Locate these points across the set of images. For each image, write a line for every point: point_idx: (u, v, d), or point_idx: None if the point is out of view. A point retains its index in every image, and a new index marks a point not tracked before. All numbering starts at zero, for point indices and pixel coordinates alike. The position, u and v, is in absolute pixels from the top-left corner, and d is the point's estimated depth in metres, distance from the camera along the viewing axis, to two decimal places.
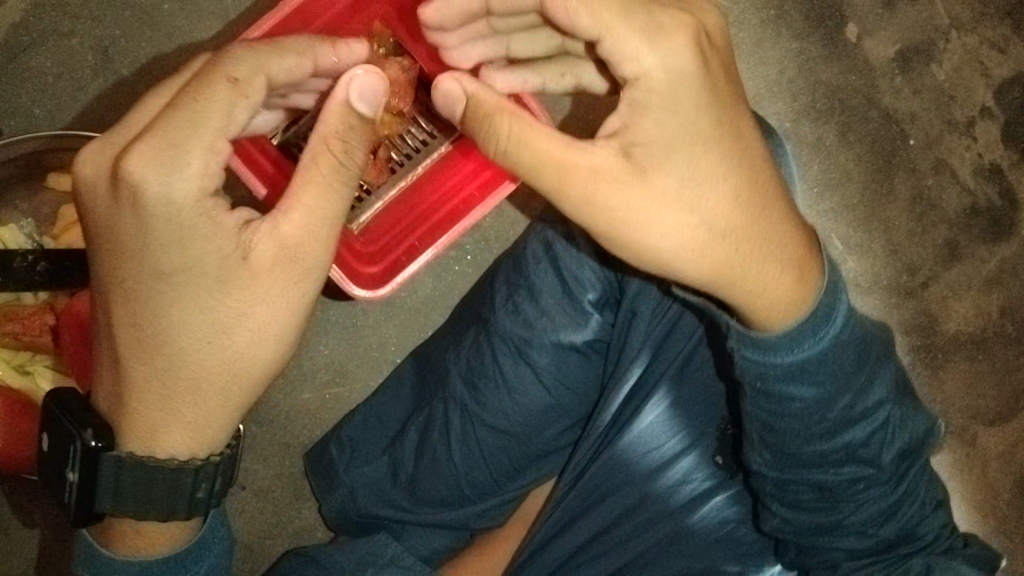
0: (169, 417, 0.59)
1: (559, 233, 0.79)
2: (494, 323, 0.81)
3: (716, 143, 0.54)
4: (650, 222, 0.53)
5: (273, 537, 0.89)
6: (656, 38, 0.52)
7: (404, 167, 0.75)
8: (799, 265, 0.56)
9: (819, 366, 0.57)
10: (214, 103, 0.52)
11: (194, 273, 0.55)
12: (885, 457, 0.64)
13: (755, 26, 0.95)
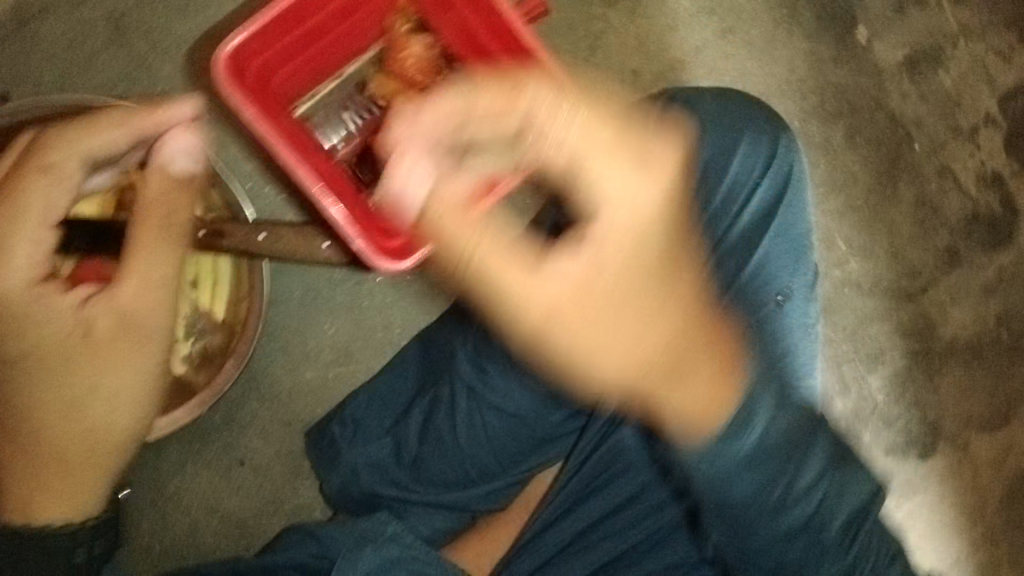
0: (40, 494, 0.66)
1: None
2: None
3: (663, 267, 0.56)
4: (596, 347, 0.54)
5: (269, 513, 0.90)
6: (639, 170, 0.55)
7: None
8: (722, 376, 0.55)
9: (752, 461, 0.55)
10: (35, 196, 0.63)
11: (39, 353, 0.63)
12: (830, 532, 0.59)
13: (768, 25, 0.95)
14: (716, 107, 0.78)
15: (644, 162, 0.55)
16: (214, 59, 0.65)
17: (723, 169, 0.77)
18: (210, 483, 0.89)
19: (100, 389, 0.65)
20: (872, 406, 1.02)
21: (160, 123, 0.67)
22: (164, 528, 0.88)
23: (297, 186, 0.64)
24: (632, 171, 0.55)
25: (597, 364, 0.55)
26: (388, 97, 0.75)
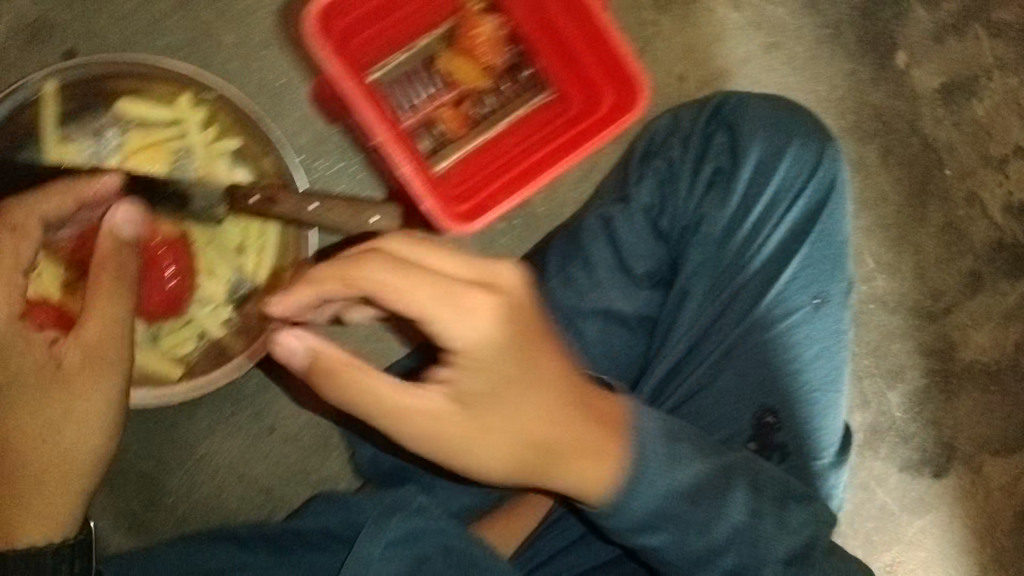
0: (24, 511, 0.64)
1: (618, 208, 0.81)
2: (546, 291, 0.81)
3: (525, 366, 0.57)
4: (470, 449, 0.58)
5: (296, 483, 0.93)
6: (472, 312, 0.54)
7: (484, 121, 0.79)
8: (605, 454, 0.61)
9: (657, 515, 0.62)
10: (5, 252, 0.66)
11: (15, 384, 0.64)
12: (772, 561, 0.66)
13: (811, 43, 0.98)
14: (768, 114, 0.81)
15: (463, 311, 0.54)
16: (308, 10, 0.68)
17: (772, 173, 0.79)
18: (243, 448, 0.92)
19: (73, 413, 0.65)
20: (890, 421, 1.04)
21: (97, 191, 0.72)
22: (193, 488, 0.91)
23: (378, 135, 0.67)
24: (474, 313, 0.54)
25: (478, 462, 0.59)
26: (457, 73, 0.78)
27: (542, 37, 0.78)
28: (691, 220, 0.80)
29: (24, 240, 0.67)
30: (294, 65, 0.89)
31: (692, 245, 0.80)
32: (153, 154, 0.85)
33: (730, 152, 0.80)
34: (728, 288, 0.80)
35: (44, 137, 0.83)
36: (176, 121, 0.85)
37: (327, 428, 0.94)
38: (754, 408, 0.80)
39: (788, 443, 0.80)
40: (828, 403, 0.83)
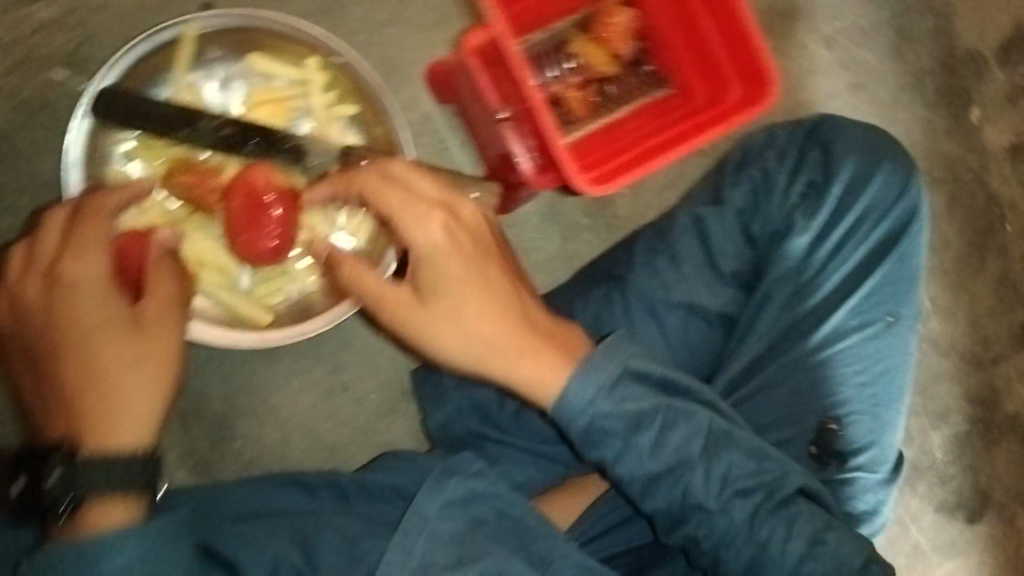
0: (116, 424, 0.62)
1: (712, 210, 0.86)
2: (630, 280, 0.86)
3: (470, 270, 0.69)
4: (433, 334, 0.69)
5: (360, 444, 0.98)
6: (422, 216, 0.69)
7: (604, 109, 0.77)
8: (544, 351, 0.69)
9: (609, 427, 0.67)
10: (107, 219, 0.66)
11: (115, 320, 0.63)
12: (730, 492, 0.71)
13: (893, 88, 1.03)
14: (863, 137, 0.86)
15: (423, 221, 0.68)
16: None
17: (862, 191, 0.85)
18: (314, 405, 0.97)
19: (151, 353, 0.64)
20: (931, 462, 1.07)
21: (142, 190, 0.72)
22: (262, 437, 0.96)
23: (535, 91, 0.65)
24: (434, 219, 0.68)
25: (443, 354, 0.69)
26: (586, 58, 0.77)
27: (670, 31, 0.75)
28: (782, 227, 0.85)
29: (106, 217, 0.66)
30: (414, 46, 0.95)
31: (783, 252, 0.85)
32: (277, 107, 0.90)
33: (824, 168, 0.85)
34: (810, 298, 0.85)
35: (178, 76, 0.89)
36: (302, 82, 0.91)
37: (397, 394, 0.99)
38: (819, 412, 0.84)
39: (852, 450, 0.85)
40: (891, 419, 0.87)
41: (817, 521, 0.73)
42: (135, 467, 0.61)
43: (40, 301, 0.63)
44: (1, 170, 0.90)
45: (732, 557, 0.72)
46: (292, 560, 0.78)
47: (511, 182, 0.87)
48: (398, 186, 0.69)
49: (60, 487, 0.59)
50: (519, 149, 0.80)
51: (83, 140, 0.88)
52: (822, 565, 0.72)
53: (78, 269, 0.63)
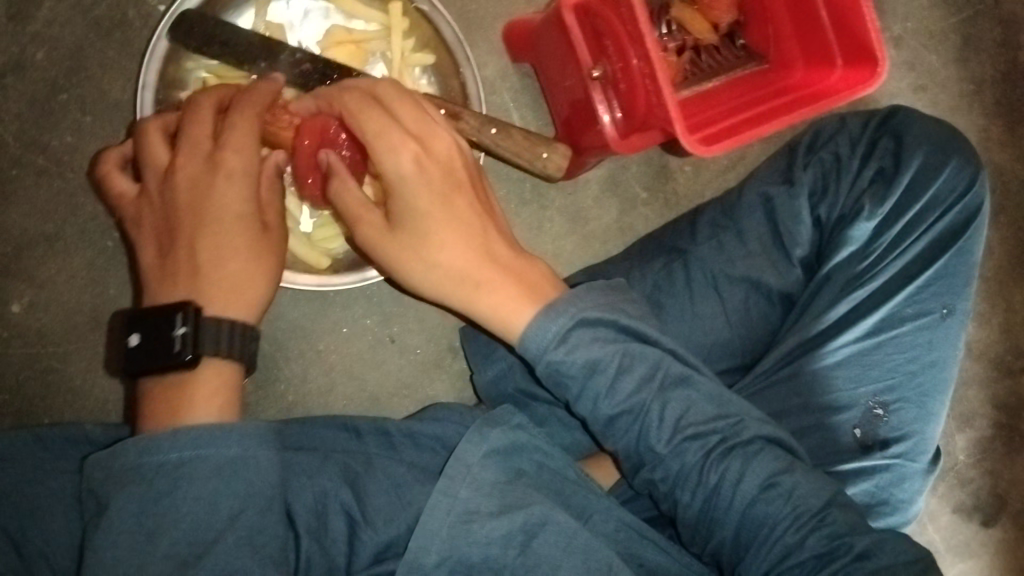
0: (231, 301, 0.74)
1: (780, 189, 0.88)
2: (693, 252, 0.88)
3: (439, 199, 0.70)
4: (403, 255, 0.71)
5: (401, 396, 0.98)
6: (396, 139, 0.69)
7: (698, 77, 0.77)
8: (515, 282, 0.71)
9: (566, 368, 0.67)
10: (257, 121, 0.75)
11: (248, 213, 0.75)
12: (685, 434, 0.69)
13: (954, 94, 1.05)
14: (931, 130, 0.87)
15: (393, 147, 0.69)
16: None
17: (930, 181, 0.86)
18: (361, 353, 0.97)
19: (264, 248, 0.76)
20: (954, 464, 1.09)
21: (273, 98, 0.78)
22: (306, 381, 0.96)
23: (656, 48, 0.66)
24: (406, 144, 0.69)
25: (412, 276, 0.72)
26: (686, 24, 0.76)
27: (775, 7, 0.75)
28: (848, 211, 0.87)
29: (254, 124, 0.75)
30: (496, 4, 0.96)
31: (847, 236, 0.86)
32: (356, 49, 0.89)
33: (894, 157, 0.87)
34: (864, 286, 0.86)
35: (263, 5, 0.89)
36: (383, 27, 0.90)
37: (442, 349, 0.99)
38: (866, 393, 0.86)
39: (894, 437, 0.86)
40: (935, 409, 0.87)
41: (772, 463, 0.69)
42: (243, 346, 0.74)
43: (185, 181, 0.74)
44: (71, 83, 0.89)
45: (687, 499, 0.69)
46: (343, 497, 0.80)
47: (580, 143, 0.88)
48: (380, 115, 0.70)
49: (185, 351, 0.70)
50: (604, 109, 0.80)
51: (156, 63, 0.86)
52: (774, 509, 0.67)
53: (236, 164, 0.74)
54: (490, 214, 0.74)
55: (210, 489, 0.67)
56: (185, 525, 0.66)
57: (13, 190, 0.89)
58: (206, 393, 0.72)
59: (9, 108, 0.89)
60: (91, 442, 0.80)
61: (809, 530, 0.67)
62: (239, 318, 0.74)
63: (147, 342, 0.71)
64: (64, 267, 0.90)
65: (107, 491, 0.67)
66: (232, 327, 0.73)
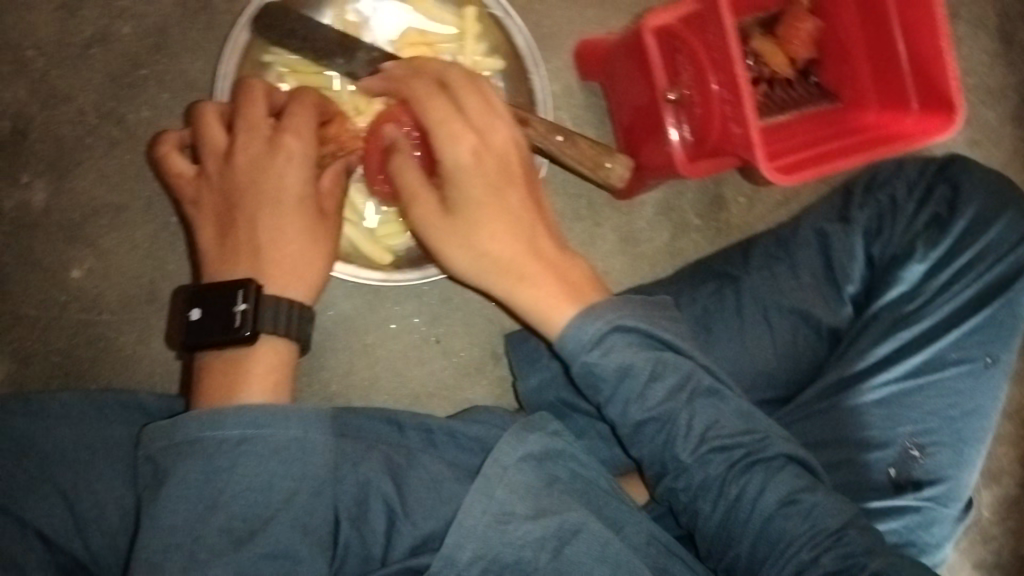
0: (287, 277, 0.74)
1: (834, 225, 0.91)
2: (744, 281, 0.90)
3: (492, 192, 0.72)
4: (454, 242, 0.72)
5: (440, 397, 0.99)
6: (465, 130, 0.71)
7: (773, 109, 0.80)
8: (563, 281, 0.73)
9: (601, 371, 0.69)
10: (308, 109, 0.76)
11: (303, 197, 0.75)
12: (707, 443, 0.69)
13: (1010, 151, 1.06)
14: (988, 183, 0.89)
15: (454, 136, 0.71)
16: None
17: (983, 231, 0.87)
18: (406, 351, 0.99)
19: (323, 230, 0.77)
20: (977, 519, 1.10)
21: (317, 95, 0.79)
22: (351, 372, 0.98)
23: (745, 78, 0.68)
24: (464, 132, 0.71)
25: (459, 264, 0.73)
26: (765, 56, 0.79)
27: (854, 49, 0.77)
28: (901, 252, 0.89)
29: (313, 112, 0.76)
30: (571, 21, 0.98)
31: (898, 276, 0.88)
32: (427, 51, 0.90)
33: (950, 204, 0.89)
34: (907, 331, 0.88)
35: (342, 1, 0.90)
36: (457, 31, 0.91)
37: (486, 354, 1.01)
38: (905, 433, 0.86)
39: (929, 480, 0.86)
40: (972, 457, 0.87)
41: (795, 480, 0.69)
42: (300, 326, 0.75)
43: (248, 164, 0.74)
44: (152, 58, 0.91)
45: (708, 510, 0.70)
46: (384, 489, 0.81)
47: (642, 163, 0.90)
48: (442, 101, 0.72)
49: (247, 329, 0.71)
50: (674, 129, 0.82)
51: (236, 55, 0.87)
52: (791, 525, 0.67)
53: (294, 146, 0.74)
54: (541, 213, 0.75)
55: (266, 469, 0.67)
56: (243, 503, 0.66)
57: (85, 159, 0.91)
58: (263, 370, 0.73)
59: (91, 78, 0.91)
60: (145, 410, 0.82)
61: (824, 548, 0.66)
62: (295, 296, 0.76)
63: (208, 314, 0.72)
64: (125, 239, 0.92)
65: (165, 461, 0.68)
66: (291, 306, 0.74)
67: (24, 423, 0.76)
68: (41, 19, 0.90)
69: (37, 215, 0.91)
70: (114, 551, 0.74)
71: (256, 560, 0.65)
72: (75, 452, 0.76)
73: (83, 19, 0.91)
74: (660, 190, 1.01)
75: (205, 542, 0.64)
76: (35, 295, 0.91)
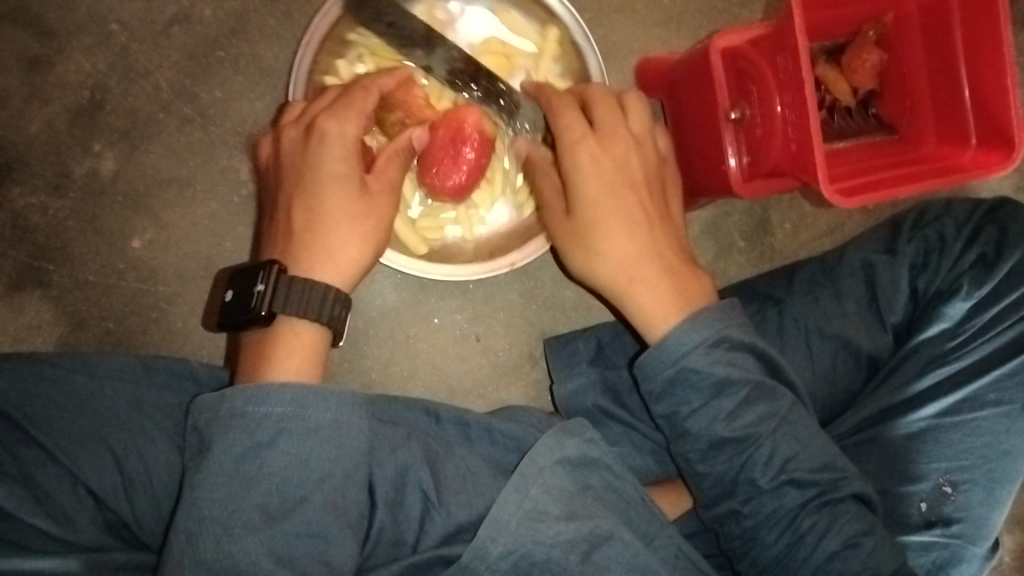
0: (320, 259, 0.72)
1: (881, 255, 0.92)
2: (789, 303, 0.92)
3: (617, 200, 0.77)
4: (577, 245, 0.79)
5: (476, 394, 1.01)
6: (606, 144, 0.78)
7: (833, 135, 0.82)
8: (679, 292, 0.77)
9: (692, 379, 0.73)
10: (368, 95, 0.75)
11: (338, 180, 0.73)
12: (775, 476, 0.74)
13: None
14: None
15: (576, 146, 0.77)
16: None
17: None
18: (446, 346, 1.01)
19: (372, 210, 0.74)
20: (999, 562, 1.09)
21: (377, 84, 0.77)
22: (391, 362, 1.00)
23: (814, 107, 0.71)
24: (598, 143, 0.77)
25: (578, 264, 0.80)
26: (828, 83, 0.81)
27: (917, 82, 0.79)
28: (946, 288, 0.91)
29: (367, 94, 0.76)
30: (635, 38, 1.01)
31: (941, 312, 0.90)
32: (504, 63, 0.93)
33: (998, 246, 0.90)
34: (945, 366, 0.89)
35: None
36: (536, 50, 0.94)
37: (524, 356, 1.02)
38: (939, 469, 0.87)
39: (958, 517, 0.86)
40: (1003, 496, 0.87)
41: (858, 523, 0.74)
42: (324, 308, 0.72)
43: (303, 149, 0.74)
44: (228, 42, 0.94)
45: (768, 541, 0.75)
46: (421, 477, 0.78)
47: (700, 184, 0.92)
48: (579, 118, 0.78)
49: (261, 308, 0.70)
50: (732, 151, 0.84)
51: (322, 32, 0.86)
52: (850, 566, 0.72)
53: (331, 128, 0.73)
54: (666, 228, 0.80)
55: (308, 450, 0.65)
56: (275, 480, 0.64)
57: (156, 133, 0.94)
58: (285, 353, 0.70)
59: (170, 56, 0.94)
60: (196, 380, 0.84)
61: None
62: (332, 284, 0.73)
63: (235, 297, 0.72)
64: (187, 214, 0.94)
65: (210, 432, 0.66)
66: (311, 284, 0.71)
67: (82, 377, 0.78)
68: None
69: (105, 184, 0.93)
70: (156, 511, 0.76)
71: (288, 541, 0.63)
72: (127, 412, 0.77)
73: None
74: (709, 209, 1.03)
75: (239, 517, 0.62)
76: (95, 262, 0.93)
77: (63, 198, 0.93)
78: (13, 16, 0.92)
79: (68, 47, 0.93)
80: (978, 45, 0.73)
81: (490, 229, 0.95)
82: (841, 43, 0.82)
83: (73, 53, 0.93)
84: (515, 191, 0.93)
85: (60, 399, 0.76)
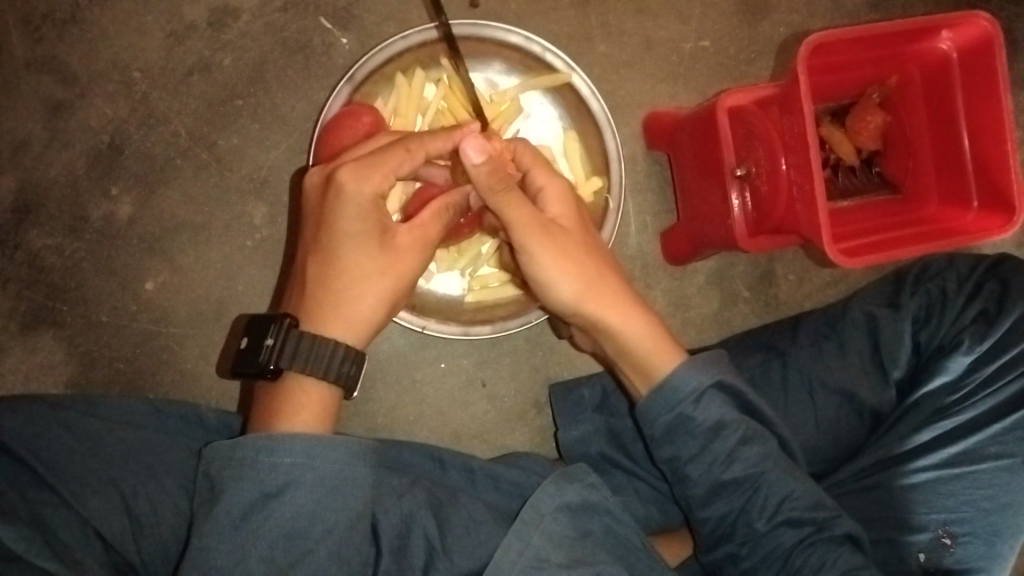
0: (322, 315, 0.72)
1: (882, 309, 0.94)
2: (793, 355, 0.94)
3: (585, 233, 0.77)
4: (552, 275, 0.75)
5: (480, 439, 1.02)
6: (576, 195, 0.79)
7: (838, 195, 0.83)
8: (656, 339, 0.78)
9: (692, 432, 0.75)
10: (395, 154, 0.70)
11: (356, 239, 0.71)
12: (763, 518, 0.75)
13: None
14: None
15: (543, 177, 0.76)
16: (806, 43, 0.72)
17: None
18: (452, 391, 1.02)
19: (394, 267, 0.72)
20: None
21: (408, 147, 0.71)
22: (397, 407, 1.01)
23: (815, 162, 0.73)
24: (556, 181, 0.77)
25: (560, 287, 0.75)
26: (832, 144, 0.83)
27: (919, 144, 0.82)
28: (947, 343, 0.91)
29: (408, 158, 0.71)
30: (643, 93, 1.03)
31: (943, 365, 0.90)
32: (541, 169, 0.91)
33: (999, 301, 0.90)
34: (947, 424, 0.90)
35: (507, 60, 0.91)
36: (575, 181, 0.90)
37: (529, 403, 1.03)
38: (935, 520, 0.88)
39: (959, 569, 0.87)
40: (1005, 550, 0.87)
41: (854, 558, 0.73)
42: (333, 366, 0.71)
43: (321, 203, 0.72)
44: (247, 91, 0.96)
45: None
46: (426, 525, 0.77)
47: (708, 239, 0.93)
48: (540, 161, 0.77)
49: (270, 363, 0.70)
50: (738, 207, 0.85)
51: (373, 62, 0.86)
52: None
53: (348, 182, 0.69)
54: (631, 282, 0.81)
55: (313, 500, 0.65)
56: (284, 530, 0.64)
57: (172, 178, 0.96)
58: (295, 406, 0.71)
59: (189, 103, 0.96)
60: (204, 426, 0.84)
61: None
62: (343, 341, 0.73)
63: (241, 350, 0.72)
64: (200, 257, 0.96)
65: (221, 478, 0.66)
66: (320, 342, 0.71)
67: (91, 421, 0.79)
68: (149, 44, 0.96)
69: (121, 226, 0.95)
70: (162, 557, 0.76)
71: None
72: (137, 456, 0.78)
73: (188, 46, 0.96)
74: (714, 259, 1.04)
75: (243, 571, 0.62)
76: (109, 303, 0.95)
77: (78, 240, 0.95)
78: (38, 62, 0.95)
79: (90, 93, 0.95)
80: (978, 110, 0.76)
81: (431, 287, 0.92)
82: (846, 105, 0.84)
83: (94, 99, 0.95)
84: (473, 275, 0.92)
85: (71, 442, 0.77)
